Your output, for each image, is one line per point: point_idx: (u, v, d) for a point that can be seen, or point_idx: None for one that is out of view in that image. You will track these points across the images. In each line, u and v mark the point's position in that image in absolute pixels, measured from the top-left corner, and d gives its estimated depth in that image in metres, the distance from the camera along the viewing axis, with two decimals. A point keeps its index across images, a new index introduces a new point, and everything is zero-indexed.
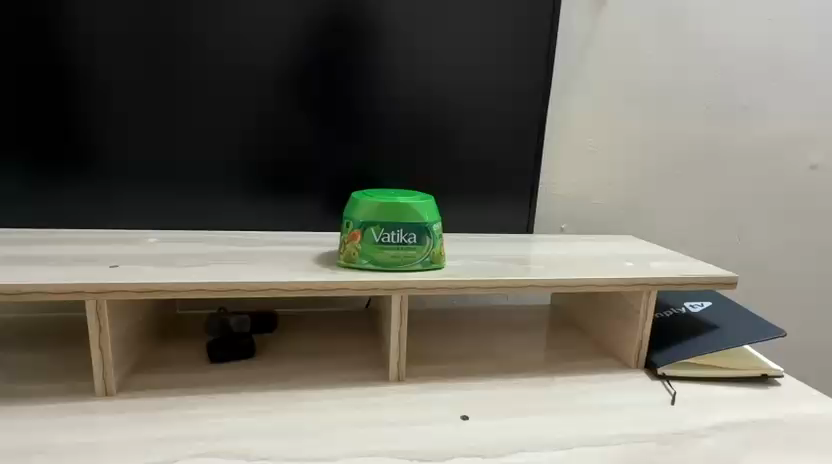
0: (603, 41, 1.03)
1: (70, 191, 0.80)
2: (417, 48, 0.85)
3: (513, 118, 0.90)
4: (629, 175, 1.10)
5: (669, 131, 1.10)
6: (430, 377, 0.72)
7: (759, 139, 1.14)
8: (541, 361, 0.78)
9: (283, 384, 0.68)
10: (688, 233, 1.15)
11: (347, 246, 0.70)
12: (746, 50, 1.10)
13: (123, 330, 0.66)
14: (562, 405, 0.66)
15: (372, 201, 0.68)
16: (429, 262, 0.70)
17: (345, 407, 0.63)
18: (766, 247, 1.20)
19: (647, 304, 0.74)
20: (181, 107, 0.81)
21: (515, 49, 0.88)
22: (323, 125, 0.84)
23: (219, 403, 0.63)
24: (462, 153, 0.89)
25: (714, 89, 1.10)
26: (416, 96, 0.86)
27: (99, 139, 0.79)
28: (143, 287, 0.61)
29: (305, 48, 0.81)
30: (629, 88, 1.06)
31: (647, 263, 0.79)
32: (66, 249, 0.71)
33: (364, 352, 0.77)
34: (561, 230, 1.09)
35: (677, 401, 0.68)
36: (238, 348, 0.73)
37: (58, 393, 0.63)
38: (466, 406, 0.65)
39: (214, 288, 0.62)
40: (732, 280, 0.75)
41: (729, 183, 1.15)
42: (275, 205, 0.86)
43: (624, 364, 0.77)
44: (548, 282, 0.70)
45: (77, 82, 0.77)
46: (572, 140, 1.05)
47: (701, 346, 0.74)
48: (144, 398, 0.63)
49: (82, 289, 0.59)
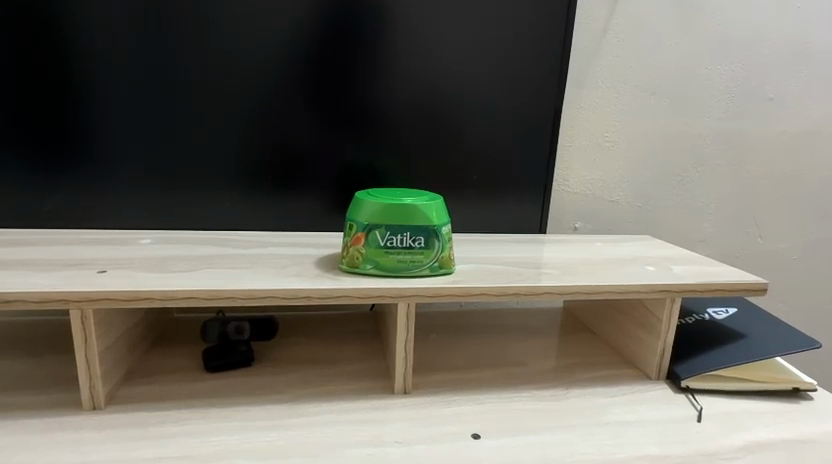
0: (620, 31, 0.97)
1: (60, 190, 0.76)
2: (423, 37, 0.80)
3: (527, 114, 0.85)
4: (646, 172, 1.04)
5: (690, 126, 1.04)
6: (438, 389, 0.67)
7: (782, 133, 1.09)
8: (555, 370, 0.74)
9: (281, 396, 0.64)
10: (708, 232, 1.10)
11: (351, 250, 0.65)
12: (771, 38, 1.04)
13: (112, 339, 0.62)
14: (580, 421, 0.61)
15: (377, 201, 0.64)
16: (438, 267, 0.65)
17: (346, 423, 0.59)
18: (788, 247, 1.14)
19: (671, 312, 0.69)
20: (176, 101, 0.76)
21: (530, 41, 0.83)
22: (325, 119, 0.80)
23: (214, 418, 0.59)
24: (472, 150, 0.85)
25: (737, 80, 1.04)
26: (423, 88, 0.81)
27: (90, 134, 0.75)
28: (131, 295, 0.56)
29: (306, 38, 0.77)
30: (647, 80, 1.00)
31: (669, 267, 0.74)
32: (54, 252, 0.67)
33: (367, 360, 0.73)
34: (575, 229, 1.04)
35: (704, 418, 0.63)
36: (235, 357, 0.69)
37: (42, 407, 0.59)
38: (477, 422, 0.61)
39: (208, 296, 0.58)
40: (761, 286, 0.70)
41: (752, 180, 1.09)
42: (276, 204, 0.82)
43: (644, 375, 0.72)
44: (565, 289, 0.65)
45: (65, 75, 0.73)
46: (587, 135, 1.00)
47: (727, 357, 0.69)
48: (134, 412, 0.59)
49: (66, 298, 0.55)
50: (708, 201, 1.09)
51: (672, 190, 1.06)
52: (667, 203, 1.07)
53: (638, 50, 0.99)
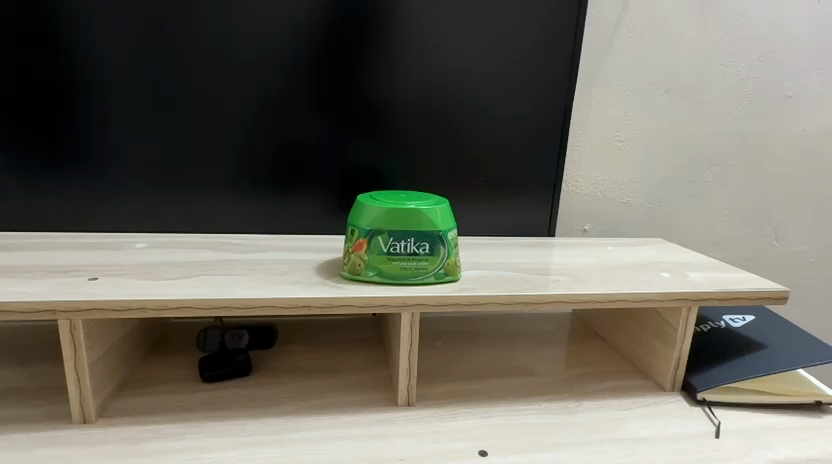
0: (633, 25, 0.94)
1: (52, 191, 0.73)
2: (428, 32, 0.77)
3: (537, 113, 0.82)
4: (658, 172, 1.01)
5: (704, 124, 1.01)
6: (444, 401, 0.65)
7: (800, 133, 1.06)
8: (565, 380, 0.71)
9: (279, 409, 0.61)
10: (723, 234, 1.07)
11: (352, 256, 0.62)
12: (791, 33, 1.00)
13: (103, 350, 0.59)
14: (593, 437, 0.59)
15: (380, 206, 0.61)
16: (444, 274, 0.63)
17: (348, 438, 0.57)
18: (805, 250, 1.11)
19: (687, 321, 0.66)
20: (172, 98, 0.73)
21: (540, 39, 0.80)
22: (326, 117, 0.77)
23: (209, 433, 0.57)
24: (479, 150, 0.82)
25: (755, 77, 1.01)
26: (428, 87, 0.78)
27: (82, 134, 0.72)
28: (121, 304, 0.54)
29: (306, 32, 0.74)
30: (661, 77, 0.97)
31: (685, 273, 0.71)
32: (44, 258, 0.64)
33: (370, 370, 0.70)
34: (584, 231, 1.01)
35: (723, 434, 0.60)
36: (233, 368, 0.67)
37: (33, 420, 0.57)
38: (485, 438, 0.58)
39: (203, 306, 0.55)
40: (783, 294, 0.67)
41: (768, 181, 1.06)
42: (276, 206, 0.79)
43: (658, 386, 0.70)
44: (579, 298, 0.62)
45: (56, 71, 0.70)
46: (599, 133, 0.97)
47: (747, 369, 0.66)
48: (126, 426, 0.57)
49: (54, 308, 0.52)
50: (722, 203, 1.05)
51: (685, 190, 1.03)
52: (681, 204, 1.04)
53: (651, 46, 0.95)
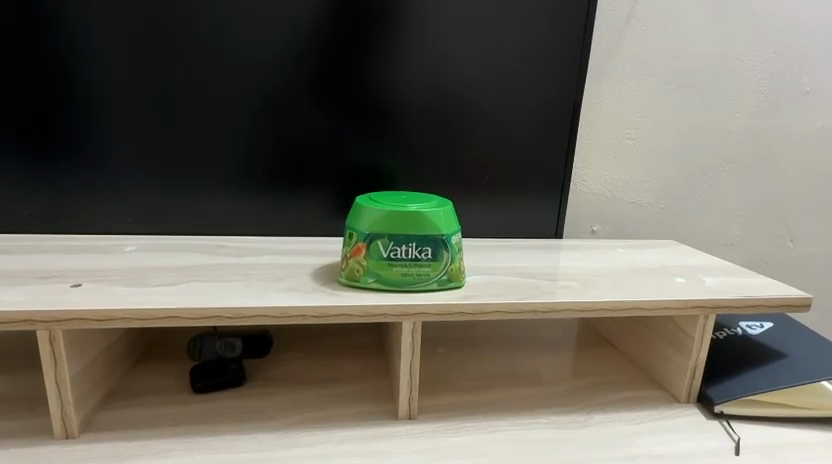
0: (645, 18, 0.90)
1: (37, 191, 0.70)
2: (431, 26, 0.73)
3: (545, 108, 0.78)
4: (670, 171, 0.97)
5: (717, 120, 0.97)
6: (447, 413, 0.61)
7: (818, 130, 1.02)
8: (574, 390, 0.67)
9: (272, 423, 0.58)
10: (736, 235, 1.03)
11: (351, 262, 0.59)
12: (810, 26, 0.96)
13: (85, 362, 0.56)
14: (605, 455, 0.55)
15: (380, 209, 0.58)
16: (447, 281, 0.59)
17: (344, 456, 0.53)
18: (821, 251, 1.07)
19: (704, 329, 0.62)
20: (163, 94, 0.70)
21: (550, 31, 0.76)
22: (324, 114, 0.73)
23: (197, 450, 0.53)
24: (484, 148, 0.78)
25: (772, 72, 0.97)
26: (432, 82, 0.75)
27: (67, 132, 0.69)
28: (104, 314, 0.50)
29: (304, 26, 0.70)
30: (674, 72, 0.93)
31: (701, 279, 0.68)
32: (27, 263, 0.61)
33: (369, 380, 0.67)
34: (592, 232, 0.97)
35: (743, 451, 0.57)
36: (225, 378, 0.64)
37: (11, 436, 0.54)
38: (489, 456, 0.54)
39: (191, 315, 0.52)
40: (805, 301, 0.63)
41: (784, 180, 1.02)
42: (273, 207, 0.76)
43: (672, 397, 0.66)
44: (591, 306, 0.59)
45: (40, 66, 0.66)
46: (608, 131, 0.93)
47: (766, 381, 0.62)
48: (110, 442, 0.54)
49: (32, 319, 0.49)
50: (735, 203, 1.01)
51: (697, 189, 0.99)
52: (692, 204, 1.00)
53: (664, 39, 0.92)
